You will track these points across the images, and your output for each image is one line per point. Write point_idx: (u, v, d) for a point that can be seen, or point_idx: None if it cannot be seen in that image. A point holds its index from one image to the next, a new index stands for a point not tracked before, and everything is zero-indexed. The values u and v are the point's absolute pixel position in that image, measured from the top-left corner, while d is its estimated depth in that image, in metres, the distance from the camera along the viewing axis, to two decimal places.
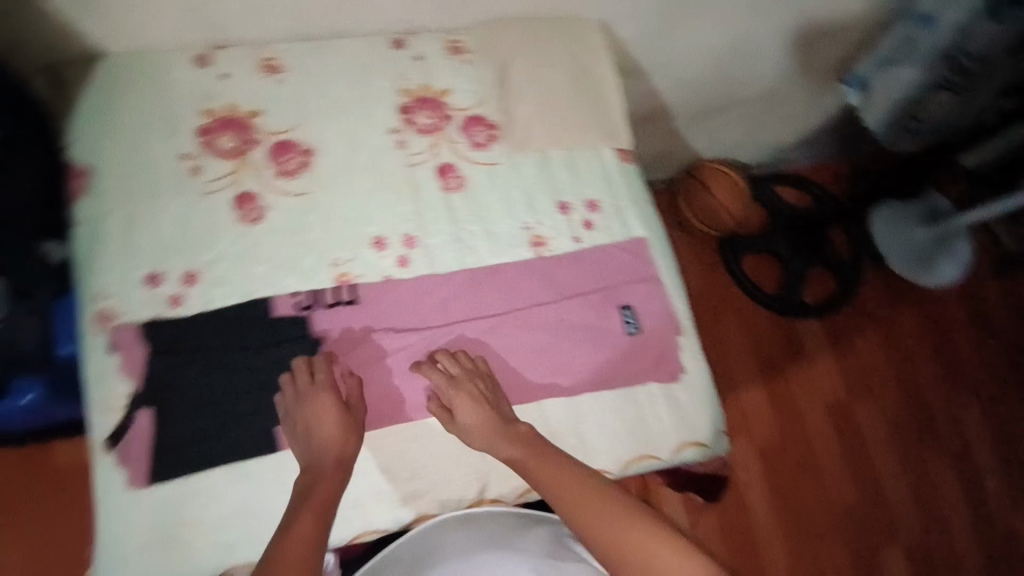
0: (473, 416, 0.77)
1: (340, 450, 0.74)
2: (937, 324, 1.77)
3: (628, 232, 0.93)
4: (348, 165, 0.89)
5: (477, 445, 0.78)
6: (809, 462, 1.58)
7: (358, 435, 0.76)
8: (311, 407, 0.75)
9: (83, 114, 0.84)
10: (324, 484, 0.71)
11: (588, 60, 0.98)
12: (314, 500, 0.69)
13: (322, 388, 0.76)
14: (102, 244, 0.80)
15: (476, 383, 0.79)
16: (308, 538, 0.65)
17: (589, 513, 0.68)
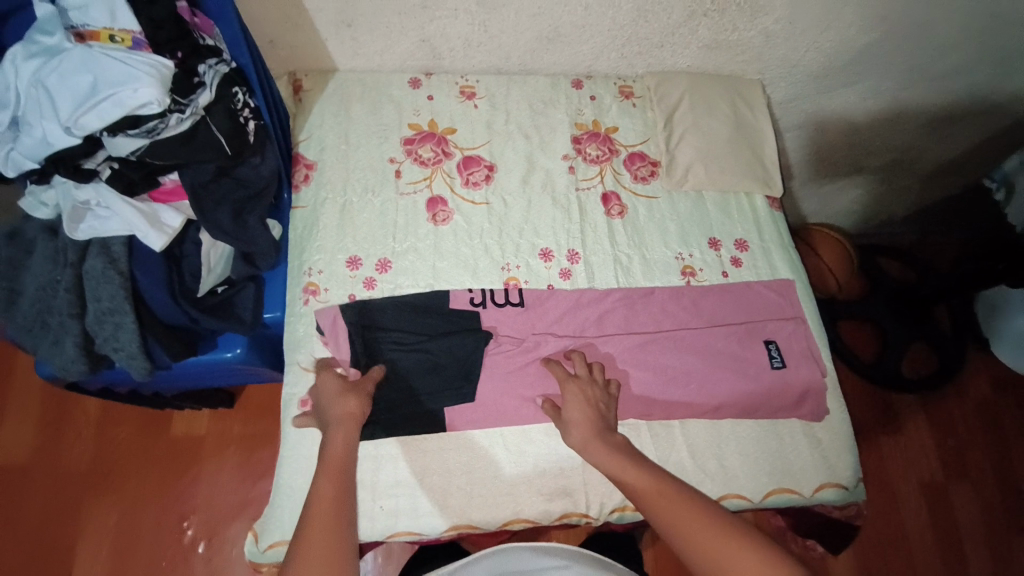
0: (579, 415, 0.78)
1: (350, 412, 0.76)
2: None
3: (774, 272, 0.98)
4: (524, 182, 1.00)
5: (573, 444, 0.78)
6: (896, 541, 1.51)
7: (365, 397, 0.78)
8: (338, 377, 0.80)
9: (315, 117, 0.99)
10: (334, 440, 0.73)
11: (745, 114, 1.07)
12: (331, 462, 0.71)
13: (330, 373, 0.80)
14: (316, 226, 0.92)
15: (592, 389, 0.81)
16: (330, 494, 0.68)
17: (722, 557, 0.61)
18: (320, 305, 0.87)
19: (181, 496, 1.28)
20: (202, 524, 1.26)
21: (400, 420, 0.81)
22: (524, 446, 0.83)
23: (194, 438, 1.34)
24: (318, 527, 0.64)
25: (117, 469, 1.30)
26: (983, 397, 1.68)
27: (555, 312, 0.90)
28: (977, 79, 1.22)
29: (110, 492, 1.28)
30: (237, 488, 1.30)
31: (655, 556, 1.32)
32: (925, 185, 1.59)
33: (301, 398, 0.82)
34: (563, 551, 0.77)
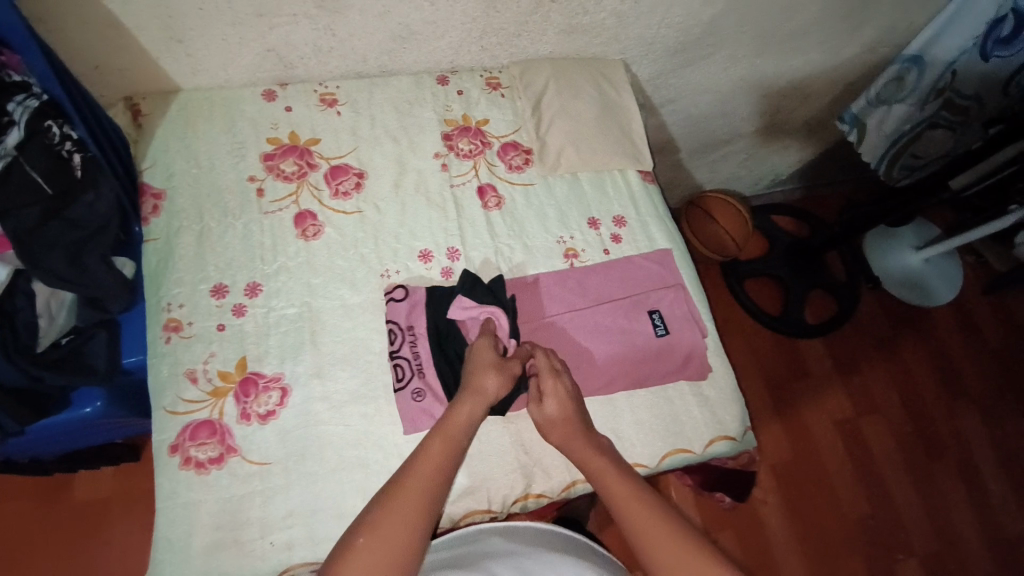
0: (560, 412, 0.76)
1: (481, 386, 0.74)
2: (934, 339, 1.84)
3: (652, 243, 1.01)
4: (397, 186, 0.98)
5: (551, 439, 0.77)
6: (820, 478, 1.61)
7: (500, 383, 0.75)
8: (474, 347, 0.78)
9: (161, 140, 0.94)
10: (460, 407, 0.71)
11: (611, 94, 1.10)
12: (449, 425, 0.70)
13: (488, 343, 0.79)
14: (172, 258, 0.86)
15: (565, 386, 0.78)
16: (435, 463, 0.66)
17: (657, 544, 0.65)
18: (184, 341, 0.82)
19: (91, 563, 1.18)
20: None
21: (286, 447, 0.79)
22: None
23: (98, 500, 1.23)
24: (395, 505, 0.62)
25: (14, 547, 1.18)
26: (876, 331, 1.83)
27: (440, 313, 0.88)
28: (822, 40, 1.31)
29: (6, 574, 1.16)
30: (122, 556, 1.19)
31: (614, 535, 1.34)
32: (800, 143, 1.69)
33: (170, 444, 0.76)
34: (517, 534, 0.75)
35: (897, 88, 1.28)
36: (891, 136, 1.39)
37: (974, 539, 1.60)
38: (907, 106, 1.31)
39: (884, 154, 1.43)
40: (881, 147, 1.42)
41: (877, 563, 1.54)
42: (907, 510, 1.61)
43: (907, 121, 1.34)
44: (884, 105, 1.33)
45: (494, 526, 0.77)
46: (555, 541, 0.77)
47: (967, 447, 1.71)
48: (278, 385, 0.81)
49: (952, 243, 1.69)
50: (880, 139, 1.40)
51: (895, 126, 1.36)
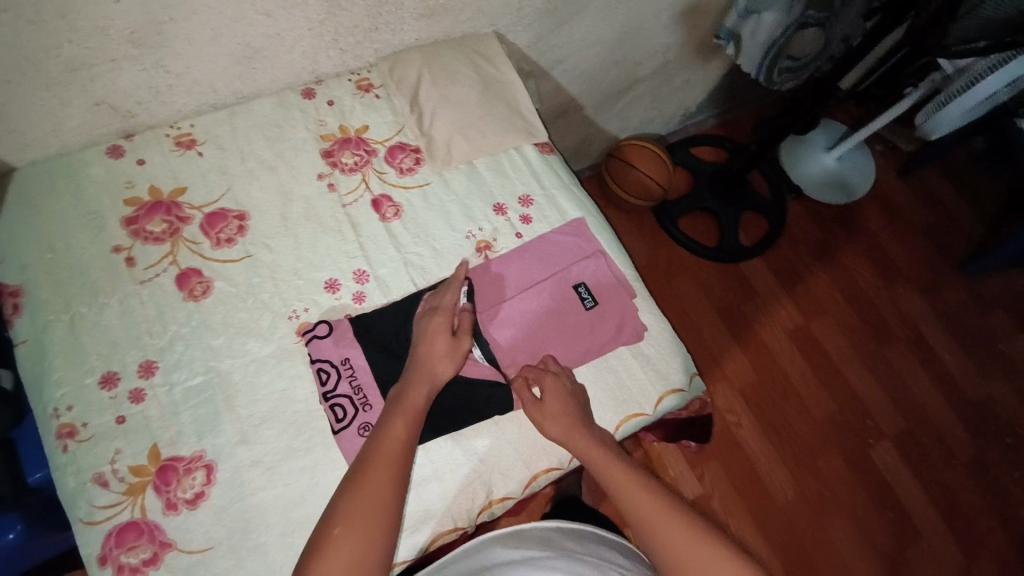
0: (558, 402, 0.80)
1: (433, 371, 0.79)
2: (862, 233, 1.92)
3: (564, 216, 0.98)
4: (284, 218, 0.91)
5: (551, 432, 0.79)
6: (787, 389, 1.67)
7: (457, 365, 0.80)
8: (431, 323, 0.82)
9: (3, 231, 0.83)
10: (417, 390, 0.77)
11: (489, 70, 1.04)
12: (408, 407, 0.75)
13: (441, 313, 0.83)
14: (49, 357, 0.78)
15: (563, 380, 0.83)
16: (401, 443, 0.72)
17: (654, 518, 0.69)
18: (82, 445, 0.74)
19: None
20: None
21: (226, 526, 0.73)
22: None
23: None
24: (369, 492, 0.67)
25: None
26: (809, 239, 1.89)
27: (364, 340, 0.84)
28: None
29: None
30: None
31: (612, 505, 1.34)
32: (697, 76, 1.69)
33: (96, 556, 0.70)
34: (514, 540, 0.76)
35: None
36: (765, 45, 1.29)
37: (934, 407, 1.70)
38: (775, 13, 1.21)
39: (761, 63, 1.33)
40: (758, 56, 1.32)
41: (854, 453, 1.62)
42: (872, 399, 1.69)
43: (778, 26, 1.23)
44: (755, 15, 1.24)
45: (504, 531, 0.77)
46: (566, 542, 0.76)
47: (912, 325, 1.81)
48: (202, 464, 0.75)
49: (859, 136, 1.74)
50: (755, 49, 1.31)
51: (767, 34, 1.26)
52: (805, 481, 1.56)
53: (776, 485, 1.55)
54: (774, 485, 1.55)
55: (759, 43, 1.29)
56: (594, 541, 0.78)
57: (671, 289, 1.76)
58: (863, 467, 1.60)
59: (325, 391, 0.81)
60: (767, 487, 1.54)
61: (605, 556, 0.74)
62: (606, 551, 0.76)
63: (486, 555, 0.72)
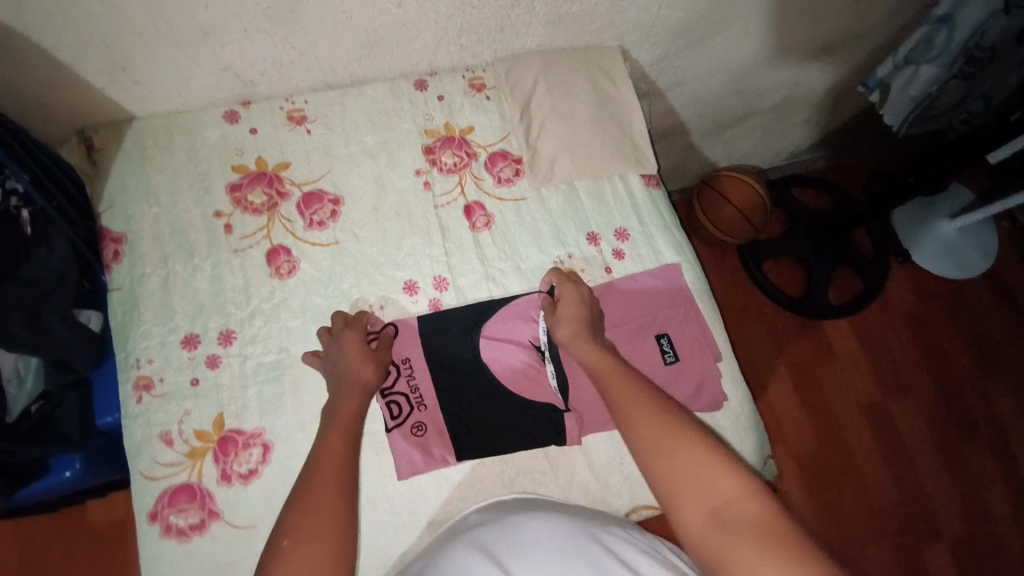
0: (570, 308, 0.79)
1: (362, 377, 0.75)
2: (973, 316, 1.72)
3: (659, 257, 0.91)
4: (376, 209, 0.90)
5: (560, 334, 0.78)
6: (848, 466, 1.54)
7: (380, 369, 0.77)
8: (345, 336, 0.77)
9: (119, 177, 0.87)
10: (349, 402, 0.72)
11: (608, 87, 0.98)
12: (338, 420, 0.71)
13: (351, 327, 0.79)
14: (138, 309, 0.80)
15: (580, 293, 0.82)
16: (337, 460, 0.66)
17: (636, 412, 0.64)
18: (156, 400, 0.77)
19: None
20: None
21: (272, 509, 0.74)
22: (404, 509, 0.76)
23: (117, 520, 1.19)
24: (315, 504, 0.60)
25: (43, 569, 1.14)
26: (909, 312, 1.71)
27: (431, 344, 0.83)
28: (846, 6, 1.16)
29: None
30: None
31: None
32: (821, 115, 1.55)
33: (150, 511, 0.73)
34: (488, 509, 0.70)
35: (924, 49, 1.05)
36: (914, 99, 1.13)
37: (1013, 524, 1.52)
38: (936, 67, 1.06)
39: (905, 118, 1.17)
40: (905, 110, 1.16)
41: (909, 550, 1.47)
42: (942, 498, 1.53)
43: (934, 82, 1.08)
44: (911, 67, 1.08)
45: (482, 506, 0.72)
46: (543, 505, 0.68)
47: (1008, 428, 1.61)
48: (259, 442, 0.76)
49: (986, 211, 1.55)
50: (901, 103, 1.15)
51: (921, 88, 1.10)
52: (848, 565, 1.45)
53: None
54: None
55: (909, 96, 1.13)
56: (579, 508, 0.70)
57: (741, 332, 1.65)
58: (916, 569, 1.46)
59: (383, 389, 0.80)
60: None
61: (591, 517, 0.65)
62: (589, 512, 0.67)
63: (460, 524, 0.68)
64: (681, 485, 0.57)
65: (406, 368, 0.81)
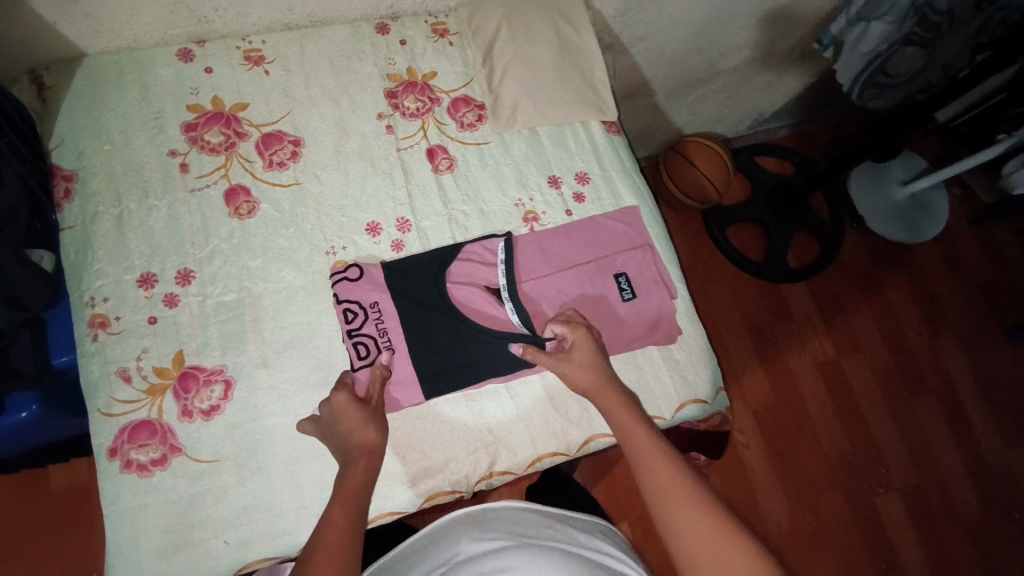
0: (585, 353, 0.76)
1: (363, 438, 0.69)
2: (922, 277, 1.81)
3: (619, 202, 0.94)
4: (338, 151, 0.89)
5: (581, 382, 0.75)
6: (804, 419, 1.62)
7: (383, 426, 0.71)
8: (335, 403, 0.72)
9: (67, 115, 0.84)
10: (354, 469, 0.66)
11: (570, 35, 0.99)
12: (346, 487, 0.64)
13: (340, 388, 0.74)
14: (92, 248, 0.79)
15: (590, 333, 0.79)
16: (341, 527, 0.59)
17: (672, 499, 0.60)
18: (113, 338, 0.75)
19: (83, 546, 1.14)
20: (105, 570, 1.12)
21: (236, 442, 0.74)
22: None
23: (82, 486, 1.17)
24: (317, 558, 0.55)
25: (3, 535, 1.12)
26: (862, 274, 1.79)
27: (388, 287, 0.82)
28: None
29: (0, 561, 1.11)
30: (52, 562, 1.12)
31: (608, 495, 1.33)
32: (781, 78, 1.59)
33: (109, 447, 0.72)
34: (484, 521, 0.73)
35: (875, 6, 1.09)
36: (866, 56, 1.18)
37: (952, 467, 1.63)
38: (884, 23, 1.09)
39: (857, 76, 1.23)
40: (858, 66, 1.21)
41: (859, 496, 1.57)
42: (890, 446, 1.63)
43: (884, 39, 1.13)
44: (862, 22, 1.13)
45: (466, 512, 0.76)
46: (535, 527, 0.72)
47: (949, 380, 1.72)
48: (221, 378, 0.76)
49: (937, 176, 1.64)
50: (855, 59, 1.20)
51: (872, 45, 1.15)
52: (802, 513, 1.53)
53: (772, 512, 1.52)
54: (770, 511, 1.52)
55: (861, 53, 1.19)
56: (563, 523, 0.75)
57: (706, 295, 1.71)
58: (866, 511, 1.56)
59: (350, 329, 0.80)
60: (762, 511, 1.52)
61: (573, 538, 0.71)
62: (570, 529, 0.73)
63: (452, 543, 0.70)
64: (709, 574, 0.55)
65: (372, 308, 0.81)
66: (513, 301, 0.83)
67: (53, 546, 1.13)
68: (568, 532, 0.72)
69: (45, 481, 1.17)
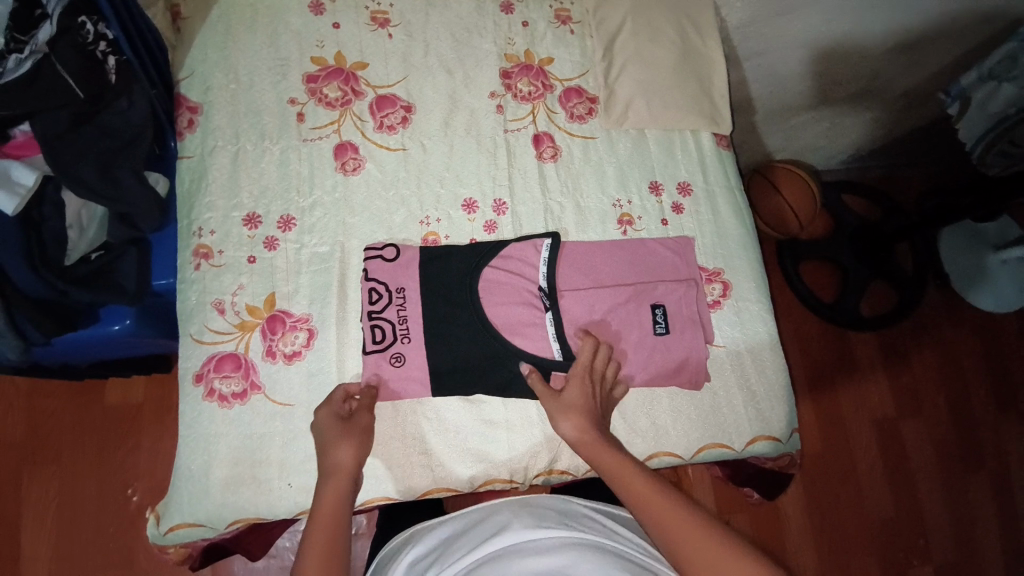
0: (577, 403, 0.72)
1: (336, 459, 0.68)
2: (1006, 333, 1.51)
3: (717, 217, 0.91)
4: (446, 124, 0.89)
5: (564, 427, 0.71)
6: (849, 476, 1.36)
7: (353, 443, 0.70)
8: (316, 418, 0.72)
9: (199, 48, 0.87)
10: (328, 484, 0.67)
11: (695, 38, 0.95)
12: (335, 486, 0.67)
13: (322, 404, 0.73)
14: (204, 180, 0.82)
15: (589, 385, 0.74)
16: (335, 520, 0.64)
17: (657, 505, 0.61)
18: (213, 269, 0.78)
19: (126, 463, 1.14)
20: (148, 490, 1.12)
21: (313, 393, 0.76)
22: (420, 446, 0.77)
23: (134, 405, 1.17)
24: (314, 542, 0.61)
25: (49, 443, 1.13)
26: (947, 323, 1.49)
27: (431, 272, 0.80)
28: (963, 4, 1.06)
29: (59, 473, 1.11)
30: (106, 482, 1.12)
31: None
32: None
33: (195, 372, 0.75)
34: (530, 504, 0.69)
35: (1009, 65, 0.95)
36: (994, 118, 1.02)
37: (1000, 558, 1.35)
38: (1019, 86, 0.95)
39: (979, 138, 1.06)
40: (981, 128, 1.05)
41: (895, 570, 1.31)
42: (937, 523, 1.36)
43: (1015, 102, 0.97)
44: (992, 82, 0.99)
45: (511, 498, 0.71)
46: (578, 516, 0.67)
47: (1014, 462, 1.41)
48: (306, 326, 0.78)
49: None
50: (978, 120, 1.04)
51: (1001, 106, 1.00)
52: None
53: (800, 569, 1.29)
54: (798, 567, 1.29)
55: (988, 113, 1.03)
56: (609, 517, 0.70)
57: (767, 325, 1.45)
58: None
59: (371, 310, 0.78)
60: (789, 563, 1.28)
61: (619, 534, 0.65)
62: (618, 528, 0.66)
63: (495, 521, 0.66)
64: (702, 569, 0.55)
65: (397, 313, 0.79)
66: (550, 307, 0.80)
67: (110, 469, 1.13)
68: (612, 528, 0.66)
69: (100, 394, 1.16)
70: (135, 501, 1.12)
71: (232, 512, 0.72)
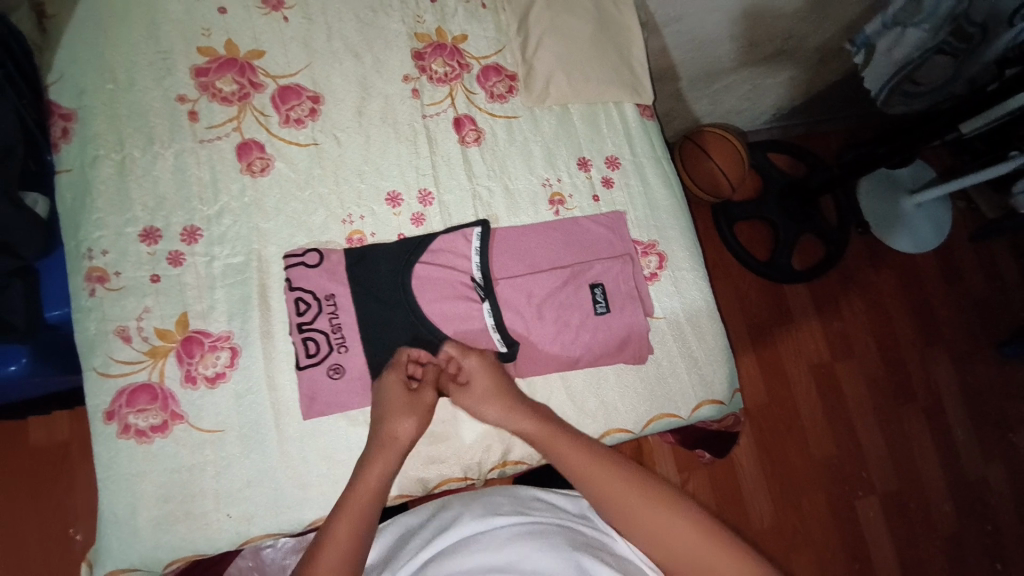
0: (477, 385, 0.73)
1: (394, 435, 0.68)
2: (923, 271, 1.61)
3: (646, 188, 0.91)
4: (359, 112, 0.84)
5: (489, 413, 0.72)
6: (792, 422, 1.44)
7: (418, 421, 0.70)
8: (387, 380, 0.71)
9: (66, 46, 0.77)
10: (368, 471, 0.65)
11: (610, 5, 0.93)
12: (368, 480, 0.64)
13: (396, 367, 0.72)
14: (90, 196, 0.73)
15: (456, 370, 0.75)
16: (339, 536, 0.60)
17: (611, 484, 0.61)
18: (112, 295, 0.71)
19: (63, 504, 1.04)
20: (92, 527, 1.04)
21: (242, 415, 0.71)
22: None
23: (61, 444, 1.07)
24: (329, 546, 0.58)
25: None
26: (870, 267, 1.58)
27: (359, 274, 0.76)
28: None
29: None
30: (43, 528, 1.02)
31: None
32: None
33: (106, 410, 0.68)
34: (484, 495, 0.68)
35: (912, 12, 0.95)
36: (898, 64, 1.05)
37: (929, 478, 1.47)
38: (922, 32, 0.97)
39: (886, 84, 1.09)
40: (886, 74, 1.08)
41: (840, 502, 1.41)
42: (874, 454, 1.46)
43: (919, 47, 1.00)
44: (898, 28, 0.98)
45: (463, 492, 0.70)
46: (530, 500, 0.67)
47: (935, 389, 1.54)
48: (227, 345, 0.72)
49: (947, 187, 1.41)
50: (885, 66, 1.06)
51: (905, 52, 1.02)
52: (785, 523, 1.37)
53: (757, 515, 1.36)
54: (755, 513, 1.36)
55: (893, 60, 1.04)
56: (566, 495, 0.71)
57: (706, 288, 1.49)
58: (839, 515, 1.40)
59: (300, 322, 0.74)
60: (746, 511, 1.35)
61: (571, 514, 0.66)
62: (570, 509, 0.67)
63: (446, 515, 0.64)
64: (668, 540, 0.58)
65: (331, 323, 0.75)
66: (486, 297, 0.79)
67: (45, 513, 1.03)
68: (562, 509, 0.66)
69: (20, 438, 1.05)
70: (79, 542, 1.03)
71: (167, 551, 0.67)
